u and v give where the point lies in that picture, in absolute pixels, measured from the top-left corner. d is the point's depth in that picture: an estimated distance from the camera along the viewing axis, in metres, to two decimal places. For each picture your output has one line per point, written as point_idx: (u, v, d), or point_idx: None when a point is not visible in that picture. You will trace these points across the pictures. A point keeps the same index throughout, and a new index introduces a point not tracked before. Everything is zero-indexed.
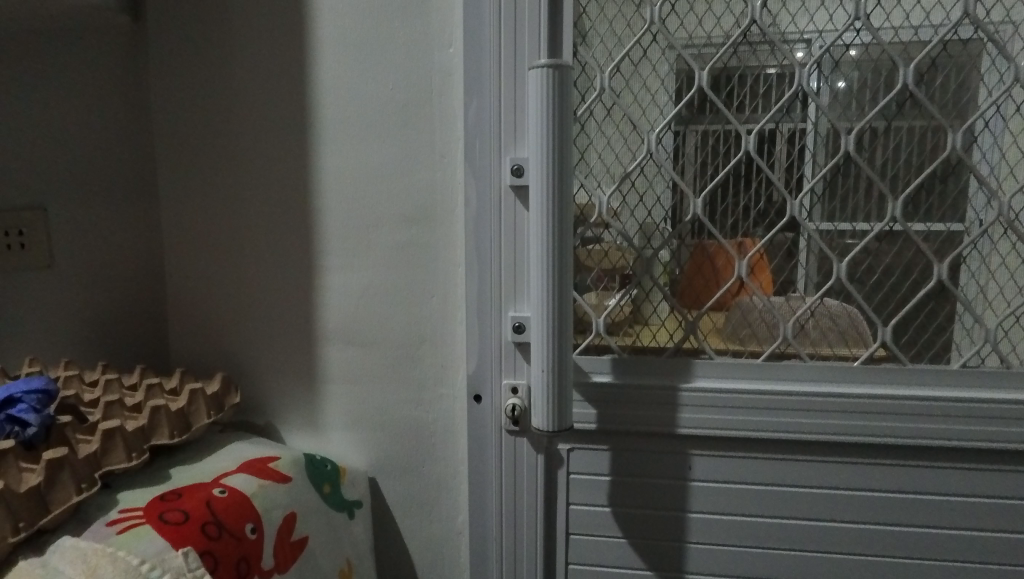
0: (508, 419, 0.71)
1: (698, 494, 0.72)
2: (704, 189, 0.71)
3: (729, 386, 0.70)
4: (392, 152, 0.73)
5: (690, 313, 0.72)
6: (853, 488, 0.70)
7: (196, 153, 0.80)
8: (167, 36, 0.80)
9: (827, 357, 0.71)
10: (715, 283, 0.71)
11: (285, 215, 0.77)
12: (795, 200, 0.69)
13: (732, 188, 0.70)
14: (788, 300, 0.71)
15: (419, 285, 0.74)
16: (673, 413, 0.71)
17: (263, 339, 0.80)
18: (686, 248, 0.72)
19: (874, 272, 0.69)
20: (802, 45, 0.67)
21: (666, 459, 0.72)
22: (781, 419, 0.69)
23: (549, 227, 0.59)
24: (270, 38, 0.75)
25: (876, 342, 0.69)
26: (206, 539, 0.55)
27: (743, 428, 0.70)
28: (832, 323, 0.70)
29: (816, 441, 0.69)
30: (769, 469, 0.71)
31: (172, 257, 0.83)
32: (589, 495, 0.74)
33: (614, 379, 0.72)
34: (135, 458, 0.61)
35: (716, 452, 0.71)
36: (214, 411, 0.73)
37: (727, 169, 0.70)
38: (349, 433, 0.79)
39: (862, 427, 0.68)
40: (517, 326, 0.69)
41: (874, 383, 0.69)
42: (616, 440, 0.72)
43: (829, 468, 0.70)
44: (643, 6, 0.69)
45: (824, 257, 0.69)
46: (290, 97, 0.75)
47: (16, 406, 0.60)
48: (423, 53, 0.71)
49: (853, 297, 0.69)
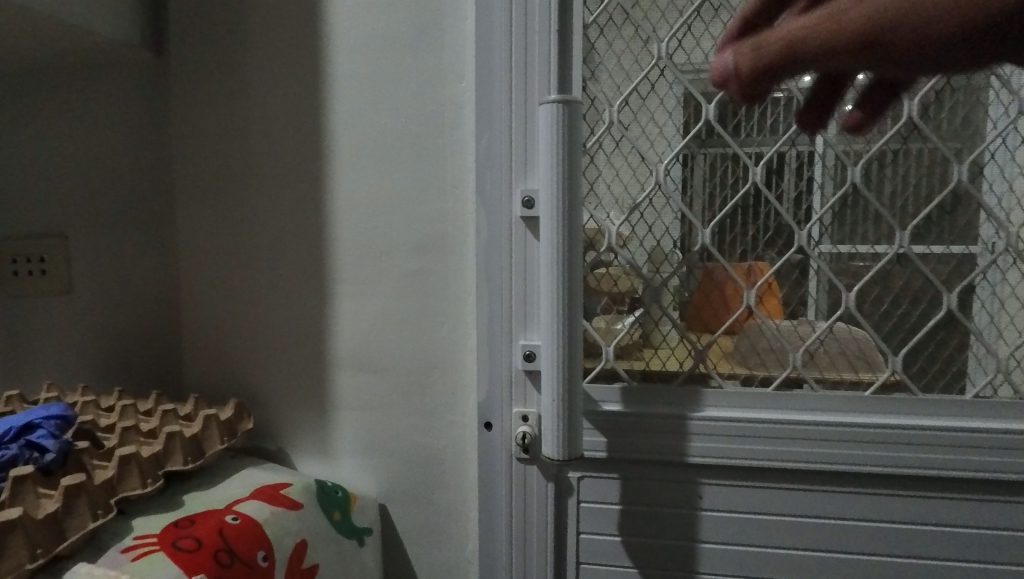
0: (518, 447, 0.71)
1: (709, 524, 0.72)
2: (713, 219, 0.72)
3: (740, 415, 0.70)
4: (405, 183, 0.74)
5: (700, 341, 0.73)
6: (867, 519, 0.69)
7: (214, 184, 0.82)
8: (188, 72, 0.83)
9: (838, 385, 0.70)
10: (724, 312, 0.72)
11: (301, 243, 0.79)
12: (803, 230, 0.70)
13: (740, 218, 0.71)
14: (797, 327, 0.71)
15: (431, 313, 0.75)
16: (683, 442, 0.71)
17: (276, 365, 0.81)
18: (694, 276, 0.73)
19: (883, 301, 0.69)
20: (806, 78, 0.68)
21: (676, 488, 0.72)
22: (792, 448, 0.69)
23: (559, 258, 0.60)
24: (288, 73, 0.78)
25: (887, 371, 0.69)
26: (219, 567, 0.55)
27: (754, 457, 0.70)
28: (842, 350, 0.70)
29: (828, 471, 0.69)
30: (780, 499, 0.70)
31: (188, 285, 0.85)
32: (600, 524, 0.73)
33: (624, 407, 0.72)
34: (150, 484, 0.62)
35: (726, 482, 0.71)
36: (227, 437, 0.74)
37: (735, 198, 0.71)
38: (360, 460, 0.80)
39: (874, 457, 0.68)
40: (528, 354, 0.70)
41: (885, 412, 0.69)
42: (626, 468, 0.72)
43: (842, 499, 0.69)
44: (652, 41, 0.71)
45: (832, 285, 0.70)
46: (307, 130, 0.77)
47: (36, 432, 0.62)
48: (436, 88, 0.73)
49: (863, 324, 0.69)
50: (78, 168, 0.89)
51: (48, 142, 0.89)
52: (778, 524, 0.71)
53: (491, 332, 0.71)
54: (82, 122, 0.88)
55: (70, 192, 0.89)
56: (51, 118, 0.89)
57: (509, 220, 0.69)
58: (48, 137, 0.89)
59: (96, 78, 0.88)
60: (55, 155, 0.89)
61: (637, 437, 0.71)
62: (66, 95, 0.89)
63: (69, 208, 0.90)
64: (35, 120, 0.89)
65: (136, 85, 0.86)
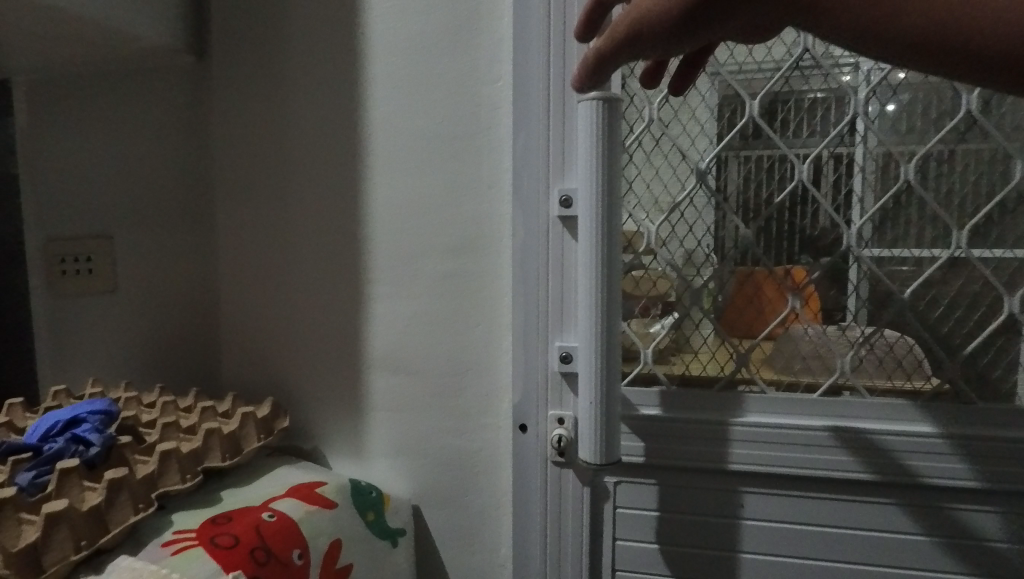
0: (553, 450, 0.70)
1: (751, 533, 0.69)
2: (756, 218, 0.70)
3: (783, 421, 0.68)
4: (441, 182, 0.74)
5: (741, 345, 0.70)
6: (920, 535, 0.65)
7: (253, 185, 0.83)
8: (229, 75, 0.84)
9: (889, 393, 0.67)
10: (767, 314, 0.70)
11: (337, 244, 0.79)
12: (851, 230, 0.67)
13: (785, 218, 0.69)
14: (845, 332, 0.68)
15: (465, 313, 0.74)
16: (724, 448, 0.68)
17: (312, 364, 0.82)
18: (733, 276, 0.71)
19: (937, 304, 0.66)
20: (854, 71, 0.66)
21: (717, 497, 0.70)
22: (841, 458, 0.66)
23: (596, 258, 0.59)
24: (326, 73, 0.78)
25: (942, 379, 0.66)
26: (255, 565, 0.55)
27: (799, 465, 0.67)
28: (891, 357, 0.67)
29: (878, 483, 0.66)
30: (827, 511, 0.68)
31: (228, 284, 0.87)
32: (636, 531, 0.72)
33: (662, 412, 0.70)
34: (189, 480, 0.63)
35: (770, 491, 0.69)
36: (264, 435, 0.74)
37: (779, 198, 0.69)
38: (393, 460, 0.79)
39: (930, 469, 0.64)
40: (563, 356, 0.68)
41: (941, 422, 0.65)
42: (664, 474, 0.70)
43: (894, 512, 0.66)
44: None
45: (882, 287, 0.67)
46: (343, 130, 0.78)
47: (81, 426, 0.63)
48: (472, 87, 0.72)
49: (913, 329, 0.66)
50: (124, 169, 0.91)
51: (96, 145, 0.92)
52: (826, 537, 0.68)
53: (527, 334, 0.70)
54: (128, 126, 0.91)
55: (117, 194, 0.92)
56: (99, 122, 0.92)
57: (546, 221, 0.68)
58: (96, 141, 0.92)
59: (142, 83, 0.90)
60: (102, 158, 0.92)
61: (676, 443, 0.69)
62: (113, 100, 0.91)
63: (115, 210, 0.92)
64: (84, 125, 0.92)
65: (179, 89, 0.88)
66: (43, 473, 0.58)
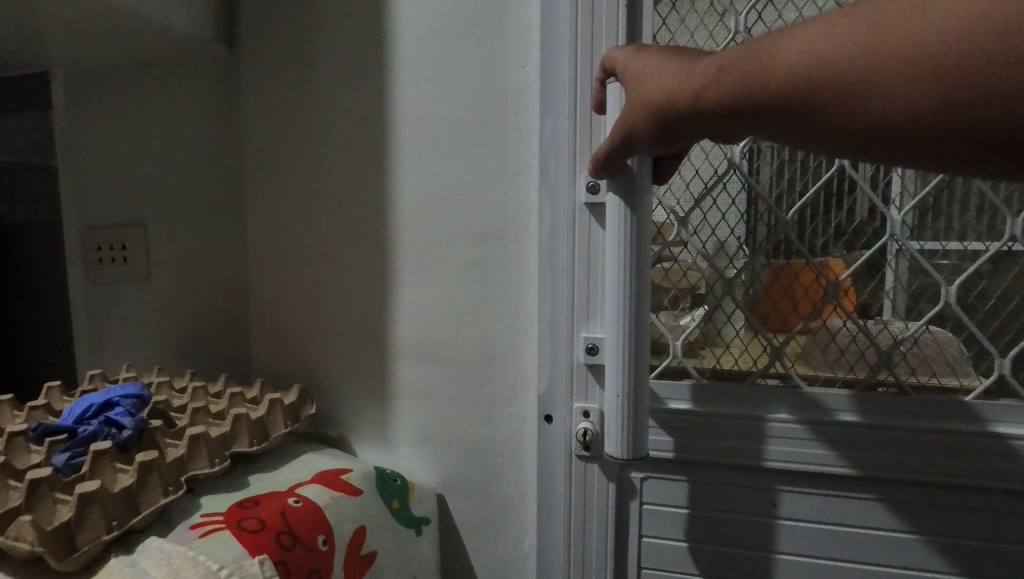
0: (579, 445, 0.69)
1: (782, 532, 0.67)
2: (793, 206, 0.67)
3: (820, 418, 0.65)
4: (468, 170, 0.73)
5: (776, 338, 0.68)
6: (963, 538, 0.63)
7: (281, 174, 0.84)
8: (259, 64, 0.84)
9: (933, 390, 0.64)
10: (803, 306, 0.67)
11: (363, 232, 0.79)
12: (897, 217, 0.64)
13: (823, 205, 0.66)
14: (887, 327, 0.65)
15: (491, 302, 0.74)
16: (756, 444, 0.66)
17: (338, 352, 0.82)
18: (767, 265, 0.68)
19: (988, 298, 0.63)
20: None
21: (747, 493, 0.68)
22: (879, 456, 0.64)
23: (626, 246, 0.57)
24: (354, 61, 0.78)
25: (991, 377, 0.63)
26: (281, 549, 0.55)
27: (837, 464, 0.65)
28: (936, 352, 0.64)
29: (920, 484, 0.63)
30: (863, 511, 0.65)
31: (256, 272, 0.87)
32: (663, 527, 0.70)
33: (694, 406, 0.69)
34: (217, 464, 0.63)
35: (803, 489, 0.67)
36: (290, 421, 0.75)
37: (817, 185, 0.66)
38: (418, 449, 0.79)
39: (976, 471, 0.61)
40: (590, 347, 0.67)
41: (988, 421, 0.62)
42: (694, 470, 0.69)
43: (935, 514, 0.63)
44: (728, 16, 0.67)
45: (928, 279, 0.64)
46: (370, 118, 0.77)
47: (114, 409, 0.65)
48: (500, 73, 0.71)
49: (963, 324, 0.63)
50: (157, 159, 0.93)
51: (131, 135, 0.94)
52: (861, 537, 0.66)
53: (553, 324, 0.69)
54: (161, 115, 0.92)
55: (150, 183, 0.94)
56: (133, 112, 0.93)
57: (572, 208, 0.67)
58: (131, 130, 0.94)
59: (174, 73, 0.91)
60: (136, 147, 0.94)
61: (706, 438, 0.68)
62: (147, 90, 0.93)
63: (149, 199, 0.94)
64: (120, 115, 0.94)
65: (210, 79, 0.89)
66: (78, 454, 0.59)
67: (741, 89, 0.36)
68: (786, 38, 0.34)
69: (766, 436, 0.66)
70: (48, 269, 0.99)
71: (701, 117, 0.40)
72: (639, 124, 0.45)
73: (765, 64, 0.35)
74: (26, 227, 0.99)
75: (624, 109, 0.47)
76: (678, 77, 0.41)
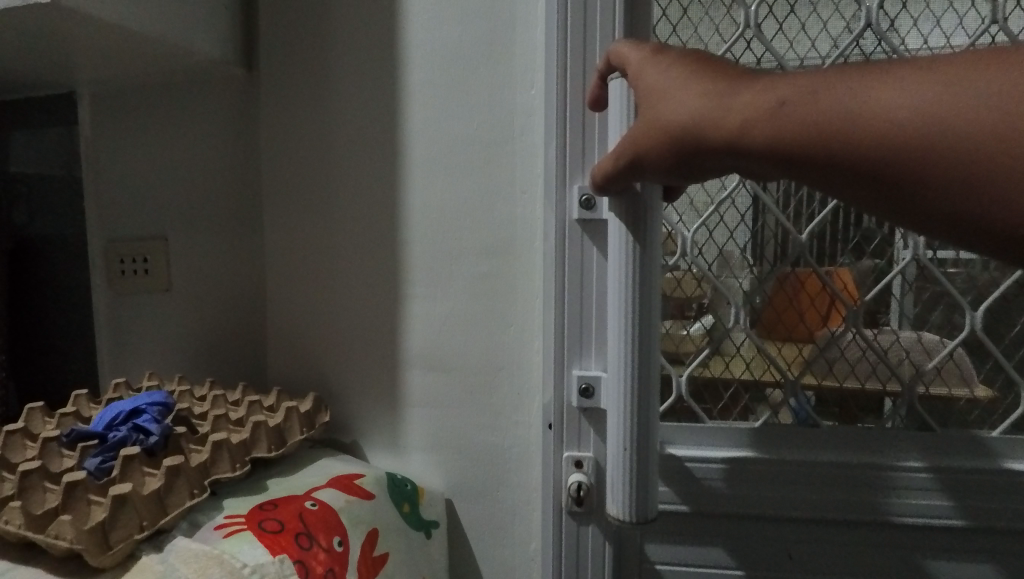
0: (572, 498, 0.72)
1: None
2: (808, 223, 0.70)
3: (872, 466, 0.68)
4: (476, 187, 0.77)
5: (791, 369, 0.72)
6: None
7: (297, 190, 0.88)
8: (278, 84, 0.88)
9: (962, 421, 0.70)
10: (810, 328, 0.71)
11: (374, 246, 0.83)
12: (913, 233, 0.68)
13: (834, 224, 0.70)
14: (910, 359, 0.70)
15: (497, 313, 0.77)
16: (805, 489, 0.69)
17: (351, 361, 0.85)
18: (770, 278, 0.72)
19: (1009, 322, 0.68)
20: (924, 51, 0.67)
21: (752, 525, 0.71)
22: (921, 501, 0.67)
23: (627, 281, 0.58)
24: (368, 83, 0.82)
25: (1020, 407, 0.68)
26: (299, 548, 0.58)
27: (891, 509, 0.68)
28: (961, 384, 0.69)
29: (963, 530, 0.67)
30: (860, 540, 0.69)
31: (272, 283, 0.91)
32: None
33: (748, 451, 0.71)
34: (239, 469, 0.67)
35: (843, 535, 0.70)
36: (306, 427, 0.78)
37: (826, 208, 0.70)
38: (428, 455, 0.82)
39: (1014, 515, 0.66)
40: (585, 388, 0.70)
41: (989, 448, 0.68)
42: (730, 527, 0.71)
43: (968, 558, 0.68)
44: (736, 9, 0.70)
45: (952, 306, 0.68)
46: (383, 137, 0.81)
47: (141, 415, 0.68)
48: (506, 95, 0.75)
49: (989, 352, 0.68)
50: (178, 175, 0.97)
51: (153, 153, 0.98)
52: (851, 552, 0.70)
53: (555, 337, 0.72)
54: (182, 135, 0.97)
55: (172, 199, 0.98)
56: (155, 131, 0.98)
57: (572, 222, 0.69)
58: (153, 148, 0.98)
59: (194, 94, 0.95)
60: (158, 165, 0.98)
61: (748, 487, 0.70)
62: (169, 109, 0.97)
63: (170, 214, 0.98)
64: (142, 133, 0.98)
65: (228, 100, 0.93)
66: (108, 458, 0.63)
67: (775, 135, 0.36)
68: (858, 93, 0.33)
69: (777, 466, 0.70)
70: (72, 280, 1.03)
71: (724, 155, 0.39)
72: (654, 147, 0.43)
73: (842, 118, 0.34)
74: (53, 241, 1.04)
75: (635, 130, 0.45)
76: (707, 101, 0.39)
